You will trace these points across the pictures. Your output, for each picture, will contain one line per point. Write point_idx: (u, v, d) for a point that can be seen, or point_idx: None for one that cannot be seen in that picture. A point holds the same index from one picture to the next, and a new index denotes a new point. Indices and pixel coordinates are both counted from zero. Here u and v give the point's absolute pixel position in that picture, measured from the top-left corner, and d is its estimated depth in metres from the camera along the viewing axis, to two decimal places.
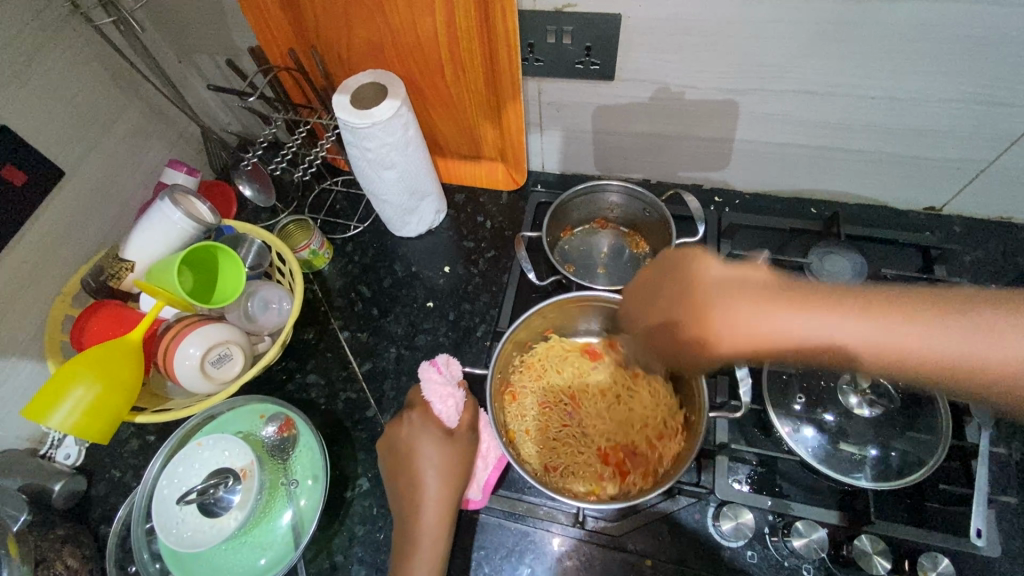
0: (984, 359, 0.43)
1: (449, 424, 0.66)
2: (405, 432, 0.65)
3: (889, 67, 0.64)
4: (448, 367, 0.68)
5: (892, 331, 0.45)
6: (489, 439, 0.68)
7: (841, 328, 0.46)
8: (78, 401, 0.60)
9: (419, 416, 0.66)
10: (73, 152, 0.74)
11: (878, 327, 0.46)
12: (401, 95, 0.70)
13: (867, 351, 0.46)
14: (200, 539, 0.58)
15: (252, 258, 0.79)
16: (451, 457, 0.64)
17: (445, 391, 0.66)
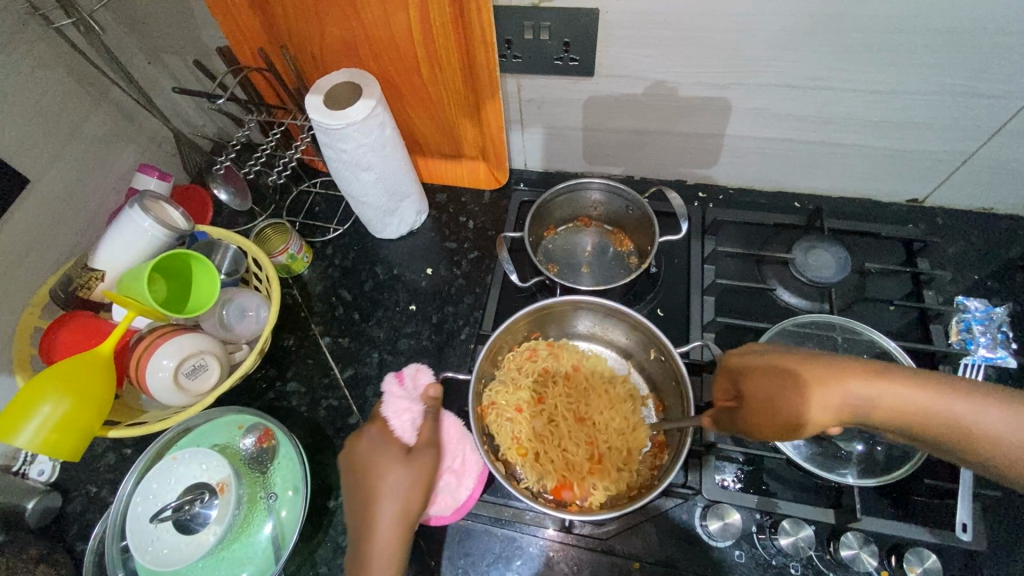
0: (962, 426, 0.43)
1: (406, 442, 0.58)
2: (361, 447, 0.58)
3: (869, 60, 0.64)
4: (412, 381, 0.63)
5: (873, 396, 0.45)
6: (465, 454, 0.63)
7: (852, 393, 0.46)
8: (46, 418, 0.58)
9: (375, 432, 0.59)
10: (37, 159, 0.71)
11: (864, 391, 0.45)
12: (375, 95, 0.68)
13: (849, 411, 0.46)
14: (177, 557, 0.56)
15: (228, 265, 0.77)
16: (413, 476, 0.55)
17: (402, 404, 0.60)
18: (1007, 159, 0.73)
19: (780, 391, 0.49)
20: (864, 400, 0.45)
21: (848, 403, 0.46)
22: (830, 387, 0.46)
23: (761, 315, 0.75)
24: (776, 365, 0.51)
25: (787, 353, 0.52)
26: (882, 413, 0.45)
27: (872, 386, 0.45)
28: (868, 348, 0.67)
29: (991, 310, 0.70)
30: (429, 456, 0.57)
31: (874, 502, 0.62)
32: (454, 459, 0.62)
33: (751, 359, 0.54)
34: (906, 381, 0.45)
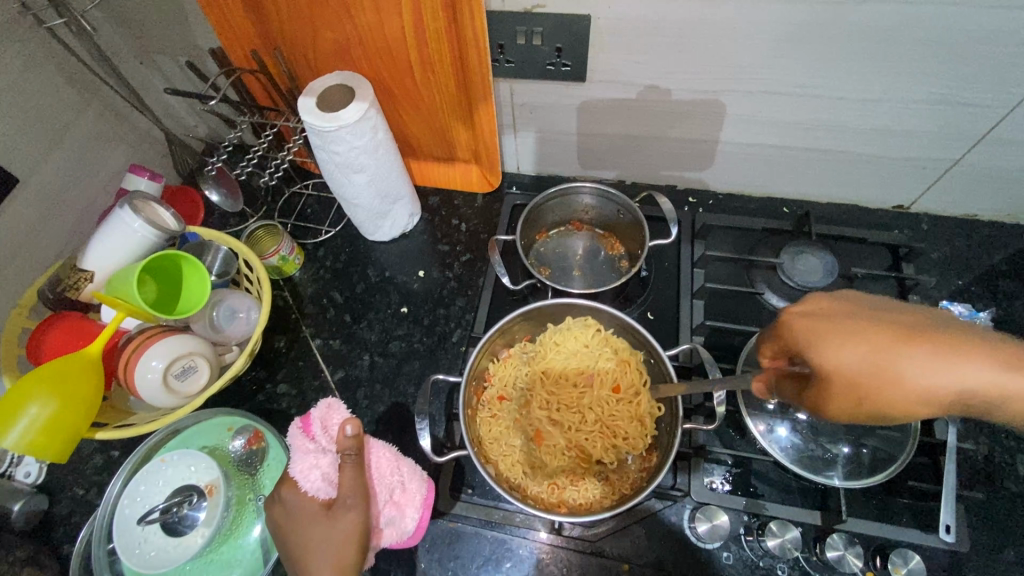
0: None
1: (324, 498, 0.54)
2: (277, 513, 0.54)
3: (855, 69, 0.65)
4: (321, 427, 0.57)
5: (976, 375, 0.39)
6: (404, 480, 0.59)
7: (955, 373, 0.39)
8: (32, 420, 0.58)
9: (288, 495, 0.55)
10: (26, 159, 0.71)
11: (967, 370, 0.39)
12: (368, 98, 0.68)
13: (958, 394, 0.39)
14: (165, 559, 0.56)
15: (219, 266, 0.76)
16: (338, 529, 0.52)
17: (306, 462, 0.55)
18: (991, 167, 0.74)
19: (867, 357, 0.40)
20: (961, 380, 0.39)
21: (951, 385, 0.39)
22: (937, 364, 0.39)
23: (749, 319, 0.76)
24: (867, 328, 0.41)
25: (862, 312, 0.42)
26: (967, 395, 0.39)
27: (963, 364, 0.39)
28: None
29: (974, 316, 0.71)
30: (352, 508, 0.53)
31: (860, 504, 0.63)
32: (391, 491, 0.58)
33: (811, 303, 0.45)
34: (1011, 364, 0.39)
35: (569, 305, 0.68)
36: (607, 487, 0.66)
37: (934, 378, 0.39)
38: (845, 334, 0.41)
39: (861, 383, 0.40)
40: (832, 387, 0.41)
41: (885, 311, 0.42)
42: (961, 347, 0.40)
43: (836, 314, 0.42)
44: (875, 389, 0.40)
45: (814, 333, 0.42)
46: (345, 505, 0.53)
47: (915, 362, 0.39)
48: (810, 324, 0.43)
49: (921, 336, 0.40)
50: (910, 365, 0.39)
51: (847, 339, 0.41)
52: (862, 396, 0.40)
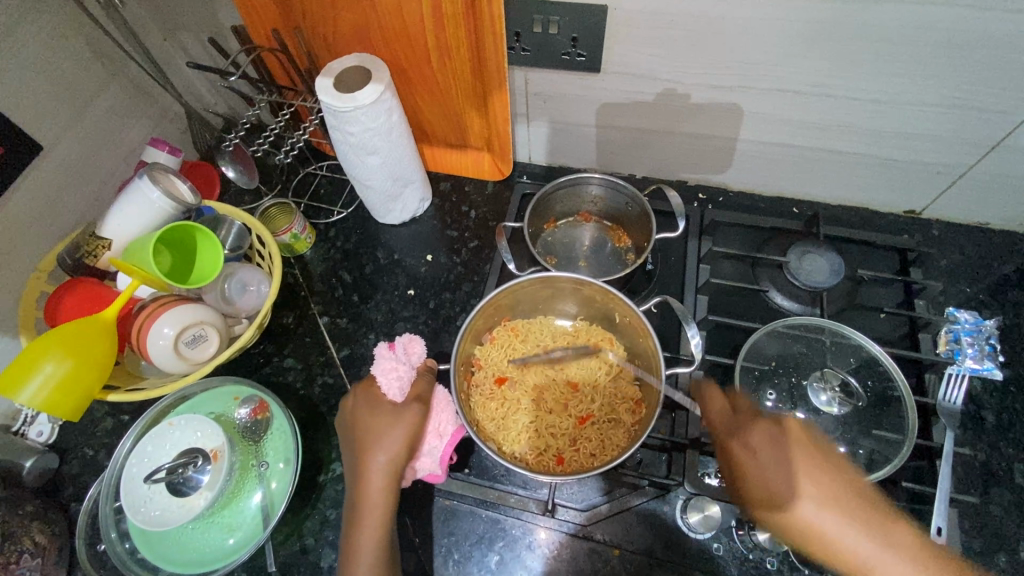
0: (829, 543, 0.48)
1: (392, 399, 0.63)
2: (350, 407, 0.63)
3: (870, 69, 0.65)
4: (405, 349, 0.67)
5: (827, 518, 0.48)
6: (443, 419, 0.64)
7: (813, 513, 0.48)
8: (49, 377, 0.60)
9: (361, 393, 0.64)
10: (52, 127, 0.73)
11: (822, 506, 0.49)
12: (384, 81, 0.69)
13: (805, 517, 0.49)
14: (168, 519, 0.57)
15: (232, 241, 0.78)
16: (403, 425, 0.60)
17: (389, 365, 0.64)
18: (1005, 175, 0.74)
19: (755, 427, 0.55)
20: (829, 527, 0.48)
21: (817, 523, 0.48)
22: (818, 501, 0.49)
23: (752, 316, 0.76)
24: (763, 426, 0.55)
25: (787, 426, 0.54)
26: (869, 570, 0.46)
27: (835, 523, 0.48)
28: (855, 353, 0.67)
29: (980, 323, 0.70)
30: (411, 409, 0.61)
31: None
32: (440, 423, 0.63)
33: (765, 425, 0.55)
34: (894, 539, 0.47)
35: (551, 279, 0.67)
36: (604, 444, 0.68)
37: (811, 513, 0.48)
38: (761, 438, 0.54)
39: (766, 490, 0.51)
40: (731, 456, 0.55)
41: (836, 471, 0.51)
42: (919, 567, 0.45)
43: (770, 435, 0.54)
44: (773, 503, 0.50)
45: (731, 423, 0.57)
46: (412, 406, 0.62)
47: (795, 484, 0.50)
48: (742, 420, 0.57)
49: (806, 442, 0.52)
50: (789, 484, 0.50)
51: (746, 428, 0.55)
52: (727, 427, 0.57)
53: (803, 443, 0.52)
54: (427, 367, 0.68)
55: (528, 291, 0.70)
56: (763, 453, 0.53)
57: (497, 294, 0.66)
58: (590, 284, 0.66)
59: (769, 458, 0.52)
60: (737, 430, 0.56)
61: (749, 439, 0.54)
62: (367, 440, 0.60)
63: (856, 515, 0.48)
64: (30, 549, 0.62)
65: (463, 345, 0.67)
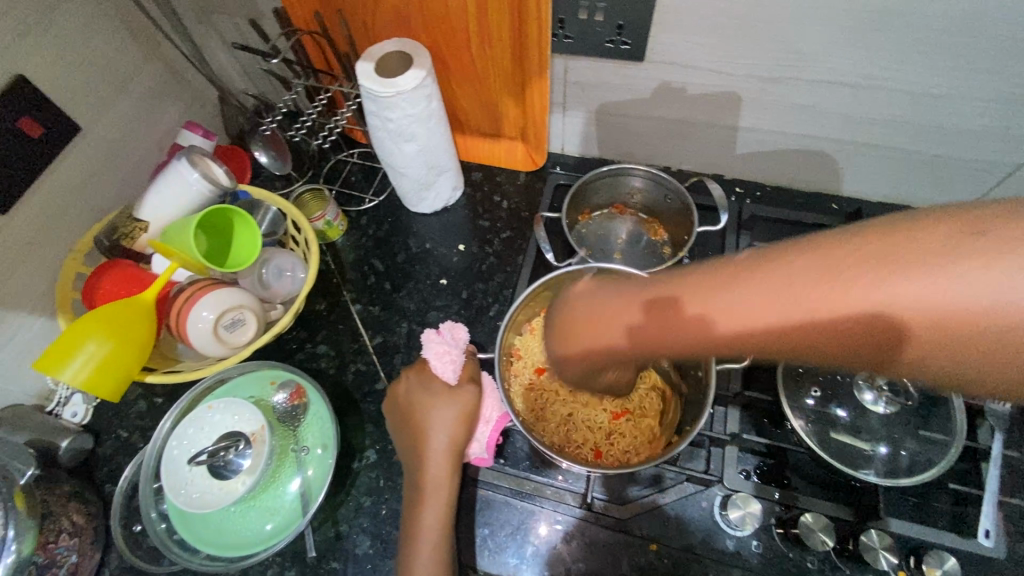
0: (974, 311, 0.29)
1: (447, 380, 0.65)
2: (402, 392, 0.66)
3: (925, 62, 0.63)
4: (452, 333, 0.70)
5: (924, 289, 0.30)
6: (491, 404, 0.66)
7: (895, 293, 0.31)
8: (92, 357, 0.60)
9: (415, 375, 0.67)
10: (90, 107, 0.73)
11: (909, 276, 0.30)
12: (426, 66, 0.69)
13: (897, 313, 0.31)
14: (209, 502, 0.57)
15: (267, 226, 0.78)
16: (460, 406, 0.64)
17: (442, 347, 0.67)
18: None
19: (640, 337, 0.44)
20: (886, 298, 0.31)
21: (890, 302, 0.31)
22: (907, 277, 0.30)
23: None
24: (635, 333, 0.44)
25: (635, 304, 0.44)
26: (909, 323, 0.31)
27: (929, 282, 0.30)
28: None
29: None
30: (468, 392, 0.65)
31: (896, 503, 0.63)
32: (489, 408, 0.66)
33: (652, 335, 0.43)
34: (880, 268, 0.31)
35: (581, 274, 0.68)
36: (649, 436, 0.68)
37: (764, 313, 0.35)
38: (608, 312, 0.47)
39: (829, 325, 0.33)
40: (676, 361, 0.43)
41: (749, 263, 0.37)
42: (933, 255, 0.30)
43: (649, 320, 0.42)
44: (761, 333, 0.36)
45: (602, 344, 0.48)
46: (467, 386, 0.66)
47: (762, 304, 0.35)
48: (617, 337, 0.46)
49: (681, 283, 0.41)
50: (784, 310, 0.34)
51: (657, 344, 0.43)
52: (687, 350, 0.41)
53: (674, 279, 0.42)
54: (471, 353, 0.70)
55: (573, 283, 0.70)
56: (711, 331, 0.38)
57: (541, 284, 0.66)
58: None
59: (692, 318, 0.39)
60: (652, 345, 0.43)
61: (620, 338, 0.46)
62: (428, 418, 0.63)
63: (836, 284, 0.32)
64: (67, 528, 0.62)
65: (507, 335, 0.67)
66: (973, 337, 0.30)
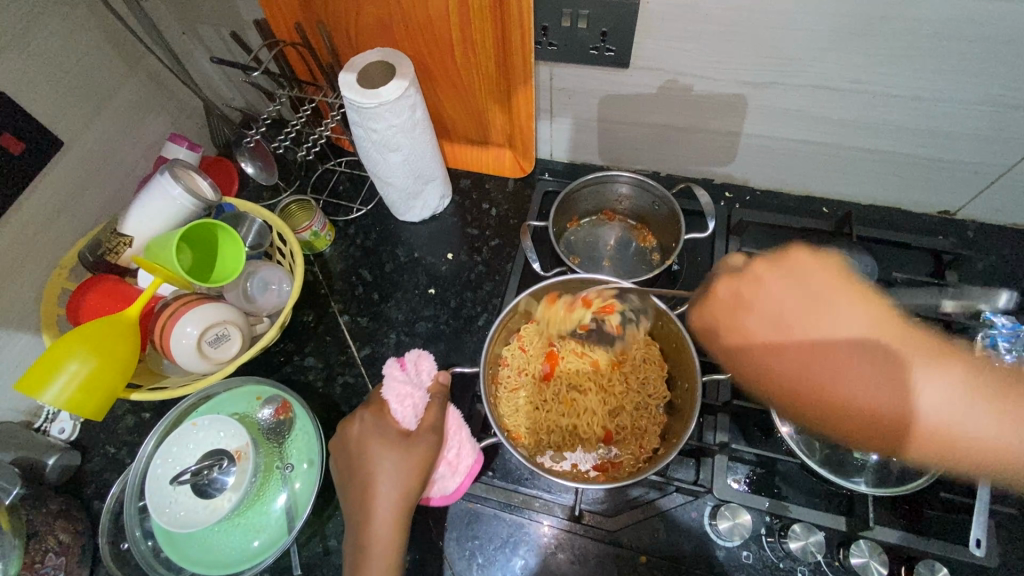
0: (985, 433, 0.43)
1: (407, 427, 0.61)
2: (355, 432, 0.61)
3: (911, 66, 0.63)
4: (414, 367, 0.64)
5: (949, 389, 0.45)
6: (458, 447, 0.63)
7: (930, 386, 0.45)
8: (73, 376, 0.59)
9: (371, 416, 0.61)
10: (73, 122, 0.72)
11: (942, 379, 0.45)
12: (409, 75, 0.68)
13: (931, 413, 0.44)
14: (194, 520, 0.57)
15: (252, 238, 0.78)
16: (412, 457, 0.59)
17: (401, 390, 0.62)
18: None
19: (822, 335, 0.49)
20: (949, 410, 0.44)
21: (921, 401, 0.45)
22: (937, 378, 0.45)
23: None
24: (832, 324, 0.49)
25: (838, 304, 0.50)
26: (925, 422, 0.44)
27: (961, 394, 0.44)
28: None
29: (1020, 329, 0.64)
30: (427, 441, 0.60)
31: (887, 511, 0.62)
32: (456, 455, 0.62)
33: (822, 351, 0.48)
34: (1009, 397, 0.44)
35: (570, 282, 0.67)
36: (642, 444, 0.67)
37: (918, 384, 0.45)
38: (792, 307, 0.51)
39: (883, 404, 0.45)
40: (814, 393, 0.48)
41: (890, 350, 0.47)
42: (976, 385, 0.45)
43: (841, 341, 0.48)
44: (882, 411, 0.45)
45: (770, 323, 0.52)
46: (425, 436, 0.60)
47: (891, 373, 0.46)
48: (791, 318, 0.51)
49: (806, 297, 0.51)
50: (903, 390, 0.45)
51: (816, 357, 0.49)
52: (819, 379, 0.48)
53: (809, 290, 0.51)
54: (438, 386, 0.65)
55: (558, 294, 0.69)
56: (871, 370, 0.46)
57: (525, 297, 0.66)
58: (621, 287, 0.65)
59: (874, 355, 0.47)
60: (818, 349, 0.49)
61: (797, 319, 0.51)
62: (376, 469, 0.58)
63: (970, 378, 0.45)
64: (54, 547, 0.62)
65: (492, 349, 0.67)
66: (971, 458, 0.43)
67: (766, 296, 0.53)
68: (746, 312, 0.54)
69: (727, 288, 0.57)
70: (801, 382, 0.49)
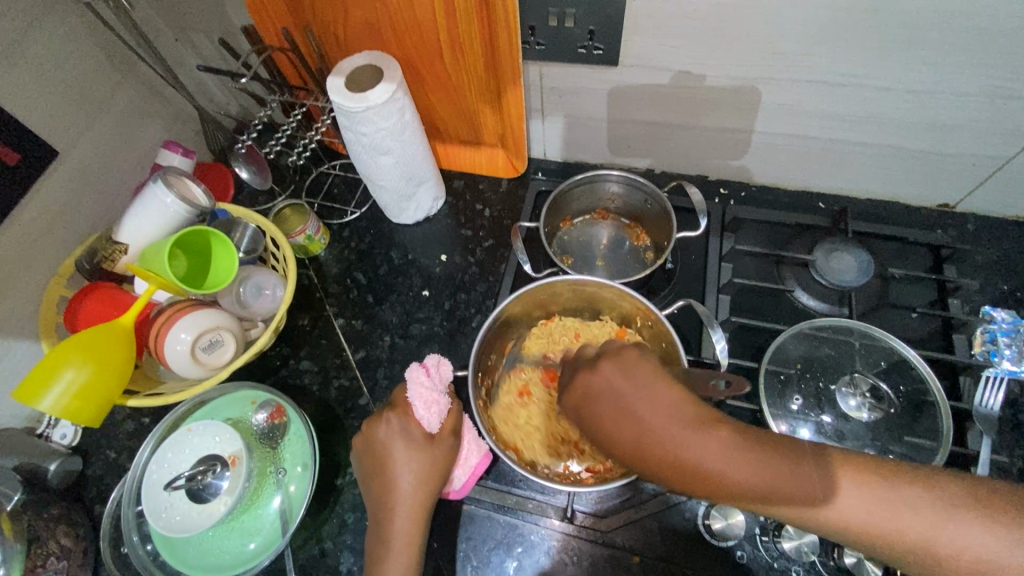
0: (904, 533, 0.38)
1: (430, 430, 0.60)
2: (384, 434, 0.59)
3: (904, 59, 0.62)
4: (437, 370, 0.62)
5: (873, 491, 0.39)
6: (470, 447, 0.63)
7: (848, 488, 0.40)
8: (68, 384, 0.60)
9: (397, 418, 0.60)
10: (67, 132, 0.73)
11: (865, 486, 0.40)
12: (397, 79, 0.68)
13: (846, 508, 0.39)
14: (190, 524, 0.58)
15: (247, 244, 0.78)
16: (435, 463, 0.59)
17: (431, 395, 0.60)
18: None
19: (672, 432, 0.43)
20: (862, 504, 0.39)
21: (838, 502, 0.40)
22: (856, 482, 0.40)
23: (778, 317, 0.74)
24: (665, 414, 0.44)
25: (660, 395, 0.45)
26: (855, 523, 0.39)
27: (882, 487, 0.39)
28: (886, 356, 0.65)
29: (1018, 323, 0.67)
30: (452, 447, 0.60)
31: None
32: (471, 457, 0.62)
33: (686, 446, 0.42)
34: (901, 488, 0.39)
35: (554, 284, 0.66)
36: None
37: (836, 493, 0.40)
38: (634, 394, 0.46)
39: (777, 492, 0.40)
40: (681, 476, 0.43)
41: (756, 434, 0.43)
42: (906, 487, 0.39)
43: (689, 429, 0.43)
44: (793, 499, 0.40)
45: (610, 411, 0.47)
46: (449, 441, 0.60)
47: (782, 462, 0.41)
48: (634, 407, 0.45)
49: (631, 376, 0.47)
50: (801, 472, 0.40)
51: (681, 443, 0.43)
52: (706, 459, 0.42)
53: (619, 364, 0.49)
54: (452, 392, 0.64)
55: (547, 296, 0.69)
56: (745, 454, 0.41)
57: (514, 299, 0.65)
58: (611, 287, 0.65)
59: (737, 446, 0.42)
60: (668, 448, 0.43)
61: (640, 405, 0.45)
62: (401, 473, 0.58)
63: (845, 475, 0.40)
64: (56, 552, 0.63)
65: (481, 353, 0.66)
66: (894, 548, 0.39)
67: (608, 382, 0.48)
68: (588, 395, 0.49)
69: (582, 377, 0.50)
70: (670, 463, 0.43)
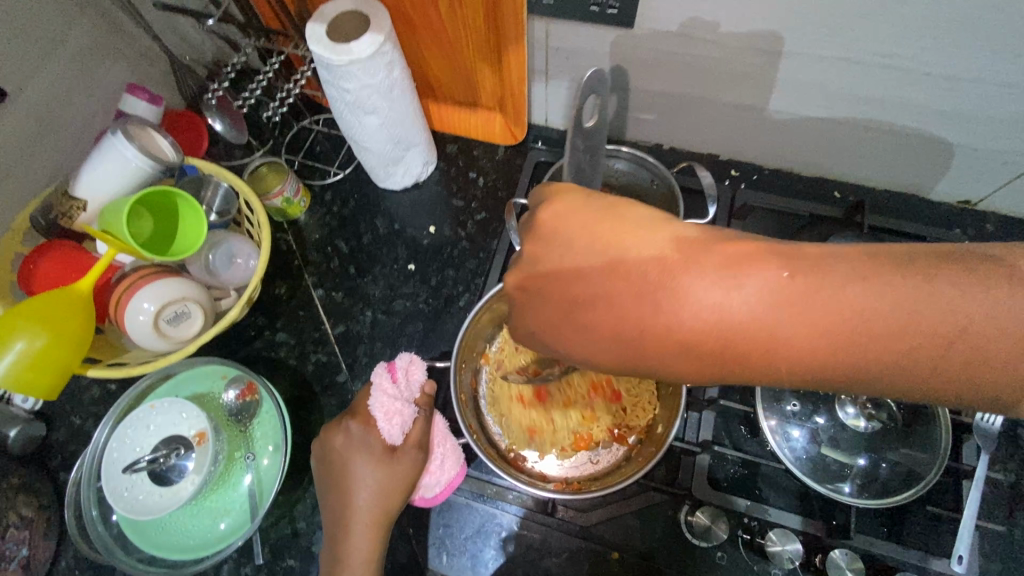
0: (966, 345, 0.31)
1: (391, 443, 0.58)
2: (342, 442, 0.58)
3: (952, 43, 0.55)
4: (405, 377, 0.60)
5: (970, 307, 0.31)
6: (443, 457, 0.60)
7: (870, 282, 0.32)
8: (21, 355, 0.56)
9: (358, 427, 0.58)
10: (16, 71, 0.65)
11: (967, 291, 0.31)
12: (385, 29, 0.60)
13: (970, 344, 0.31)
14: (152, 506, 0.55)
15: (218, 204, 0.72)
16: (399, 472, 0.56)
17: (391, 406, 0.58)
18: None
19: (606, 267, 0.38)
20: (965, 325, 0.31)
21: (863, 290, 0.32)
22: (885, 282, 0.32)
23: None
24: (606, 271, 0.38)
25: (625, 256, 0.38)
26: (893, 328, 0.32)
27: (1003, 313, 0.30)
28: None
29: None
30: (413, 459, 0.57)
31: (870, 520, 0.60)
32: (441, 469, 0.59)
33: (749, 284, 0.33)
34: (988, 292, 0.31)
35: None
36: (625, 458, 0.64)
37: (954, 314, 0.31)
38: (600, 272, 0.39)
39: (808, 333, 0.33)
40: (687, 331, 0.35)
41: (943, 258, 0.32)
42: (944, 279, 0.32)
43: (711, 260, 0.34)
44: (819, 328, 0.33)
45: (717, 261, 0.34)
46: (411, 454, 0.58)
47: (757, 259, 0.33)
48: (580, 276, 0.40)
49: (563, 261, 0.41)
50: (806, 282, 0.32)
51: (824, 279, 0.32)
52: (874, 303, 0.31)
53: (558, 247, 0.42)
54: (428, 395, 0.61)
55: None
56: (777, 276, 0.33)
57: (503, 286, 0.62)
58: None
59: (741, 247, 0.35)
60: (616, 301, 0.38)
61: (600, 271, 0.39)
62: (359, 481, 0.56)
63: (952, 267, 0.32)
64: None
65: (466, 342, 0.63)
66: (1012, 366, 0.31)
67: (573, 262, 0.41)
68: (684, 272, 0.35)
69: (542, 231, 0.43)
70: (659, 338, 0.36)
